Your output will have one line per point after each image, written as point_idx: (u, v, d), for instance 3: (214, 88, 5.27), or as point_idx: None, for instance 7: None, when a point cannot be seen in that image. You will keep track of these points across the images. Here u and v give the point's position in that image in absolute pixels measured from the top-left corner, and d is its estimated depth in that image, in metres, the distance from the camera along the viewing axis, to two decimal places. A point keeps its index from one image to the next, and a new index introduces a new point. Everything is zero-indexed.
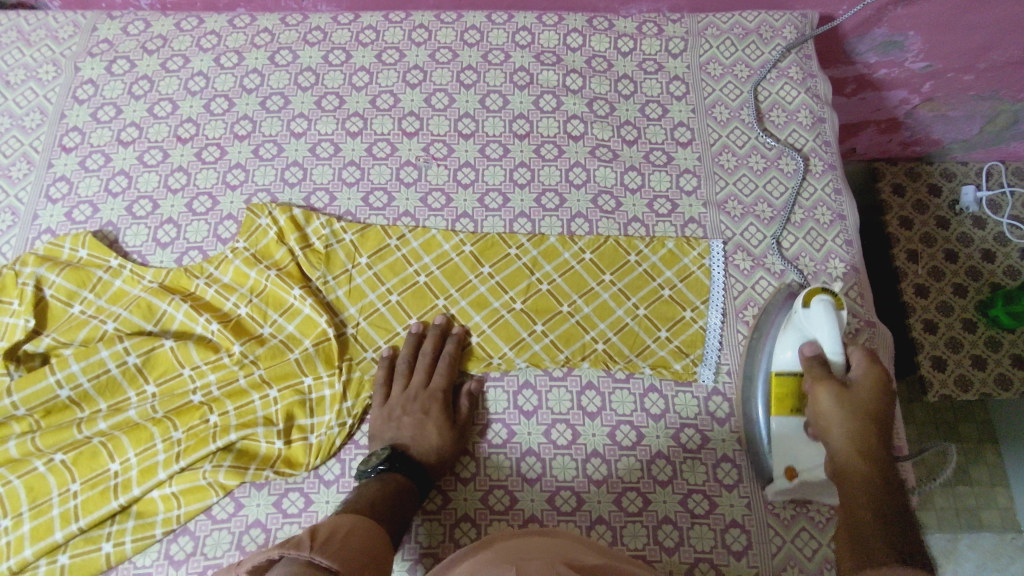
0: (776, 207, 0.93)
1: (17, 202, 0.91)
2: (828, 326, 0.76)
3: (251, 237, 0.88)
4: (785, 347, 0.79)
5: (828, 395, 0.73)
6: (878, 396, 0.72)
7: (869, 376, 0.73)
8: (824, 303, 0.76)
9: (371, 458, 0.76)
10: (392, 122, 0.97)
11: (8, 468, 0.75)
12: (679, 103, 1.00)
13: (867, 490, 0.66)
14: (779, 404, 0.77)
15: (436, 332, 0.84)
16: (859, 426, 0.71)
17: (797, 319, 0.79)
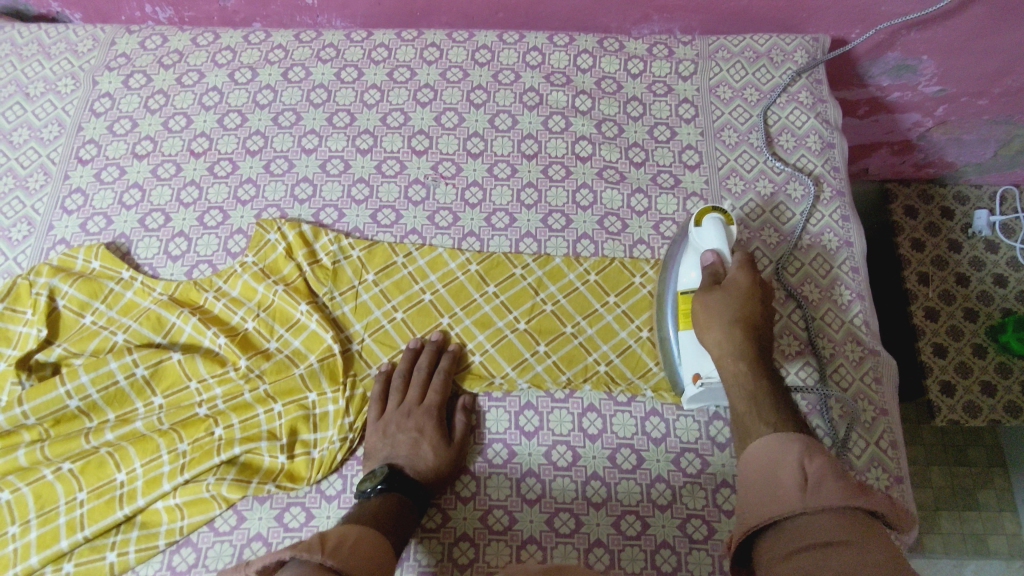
0: (783, 232, 0.93)
1: (33, 213, 0.93)
2: (718, 238, 0.78)
3: (260, 252, 0.90)
4: (688, 269, 0.81)
5: (708, 303, 0.75)
6: (750, 294, 0.75)
7: (743, 277, 0.76)
8: (714, 221, 0.79)
9: (371, 476, 0.77)
10: (402, 140, 0.98)
11: (17, 476, 0.77)
12: (687, 126, 1.00)
13: (749, 382, 0.70)
14: (685, 319, 0.79)
15: (431, 347, 0.85)
16: (732, 329, 0.73)
17: (693, 240, 0.81)
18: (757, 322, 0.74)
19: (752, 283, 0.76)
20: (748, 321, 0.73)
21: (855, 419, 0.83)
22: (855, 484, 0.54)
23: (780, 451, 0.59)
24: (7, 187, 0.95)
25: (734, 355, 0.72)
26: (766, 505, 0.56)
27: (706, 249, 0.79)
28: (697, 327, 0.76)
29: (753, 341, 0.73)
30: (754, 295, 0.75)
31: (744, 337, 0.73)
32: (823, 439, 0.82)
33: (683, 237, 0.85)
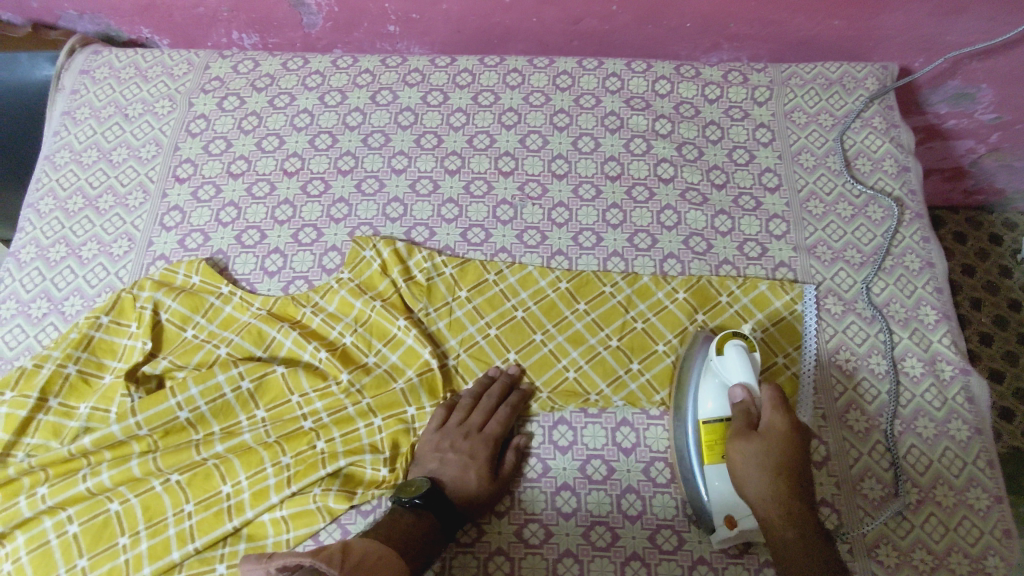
0: (866, 252, 0.95)
1: (133, 229, 0.96)
2: (745, 371, 0.76)
3: (355, 268, 0.92)
4: (708, 398, 0.78)
5: (745, 451, 0.71)
6: (790, 438, 0.71)
7: (780, 419, 0.72)
8: (737, 348, 0.77)
9: (410, 488, 0.76)
10: (489, 161, 1.01)
11: (127, 487, 0.77)
12: (765, 149, 1.02)
13: (796, 542, 0.66)
14: (711, 454, 0.76)
15: (506, 379, 0.85)
16: (775, 488, 0.69)
17: (715, 367, 0.79)
18: (800, 467, 0.71)
19: (790, 425, 0.72)
20: (790, 468, 0.70)
21: (949, 438, 0.83)
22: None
23: None
24: (107, 204, 0.97)
25: (782, 511, 0.68)
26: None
27: (732, 383, 0.76)
28: (729, 467, 0.73)
29: (798, 494, 0.69)
30: (793, 436, 0.72)
31: (790, 491, 0.69)
32: (919, 458, 0.82)
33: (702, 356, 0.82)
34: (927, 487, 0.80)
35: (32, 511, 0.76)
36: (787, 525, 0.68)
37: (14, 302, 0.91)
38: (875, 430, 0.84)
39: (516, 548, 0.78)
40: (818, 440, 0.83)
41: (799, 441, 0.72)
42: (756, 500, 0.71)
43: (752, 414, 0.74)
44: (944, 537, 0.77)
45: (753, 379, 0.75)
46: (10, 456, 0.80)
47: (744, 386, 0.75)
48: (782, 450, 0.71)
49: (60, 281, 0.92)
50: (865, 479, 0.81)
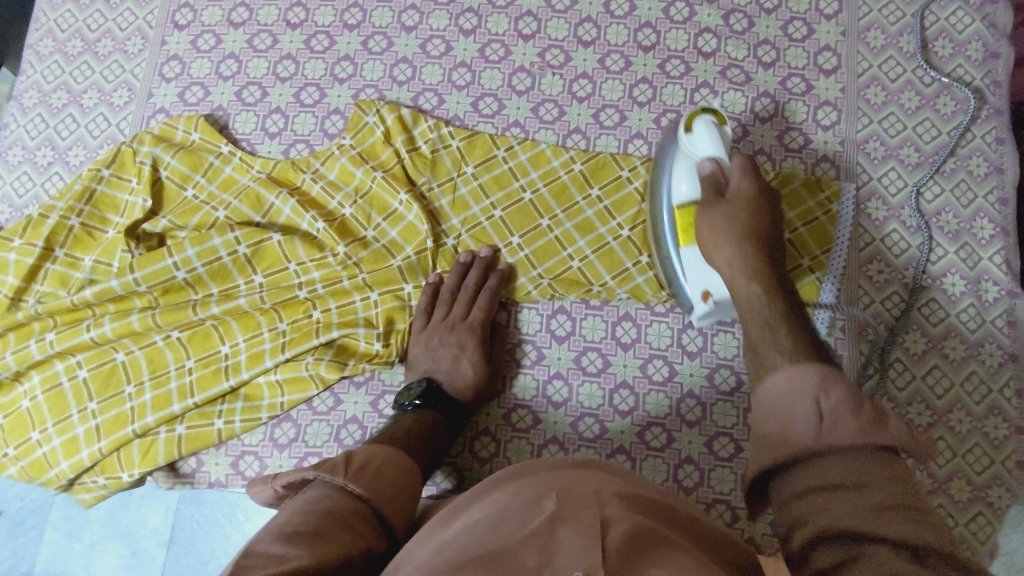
0: (925, 152, 0.84)
1: (133, 78, 0.92)
2: (714, 142, 0.69)
3: (358, 135, 0.87)
4: (681, 182, 0.71)
5: (712, 220, 0.66)
6: (757, 203, 0.66)
7: (747, 184, 0.67)
8: (706, 123, 0.70)
9: (407, 392, 0.76)
10: (509, 22, 0.91)
11: (130, 339, 0.80)
12: (827, 22, 0.89)
13: (763, 302, 0.60)
14: (686, 235, 0.70)
15: (481, 265, 0.81)
16: (743, 249, 0.63)
17: (685, 146, 0.71)
18: (767, 230, 0.66)
19: (757, 192, 0.67)
20: (758, 233, 0.65)
21: (979, 362, 0.77)
22: (871, 416, 0.45)
23: (789, 390, 0.49)
24: (106, 50, 0.93)
25: (749, 274, 0.62)
26: (775, 447, 0.47)
27: (700, 157, 0.69)
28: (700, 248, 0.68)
29: (767, 260, 0.63)
30: (759, 203, 0.67)
31: (758, 253, 0.63)
32: (939, 381, 0.76)
33: (673, 147, 0.74)
34: (942, 410, 0.75)
35: (42, 355, 0.80)
36: (753, 286, 0.61)
37: (20, 149, 0.91)
38: (897, 346, 0.78)
39: (504, 431, 0.79)
40: (831, 352, 0.78)
41: (765, 208, 0.67)
42: (723, 264, 0.65)
43: (722, 184, 0.68)
44: (949, 462, 0.74)
45: (723, 152, 0.69)
46: (22, 302, 0.82)
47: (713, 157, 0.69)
48: (753, 216, 0.66)
49: (63, 130, 0.91)
50: (875, 396, 0.77)
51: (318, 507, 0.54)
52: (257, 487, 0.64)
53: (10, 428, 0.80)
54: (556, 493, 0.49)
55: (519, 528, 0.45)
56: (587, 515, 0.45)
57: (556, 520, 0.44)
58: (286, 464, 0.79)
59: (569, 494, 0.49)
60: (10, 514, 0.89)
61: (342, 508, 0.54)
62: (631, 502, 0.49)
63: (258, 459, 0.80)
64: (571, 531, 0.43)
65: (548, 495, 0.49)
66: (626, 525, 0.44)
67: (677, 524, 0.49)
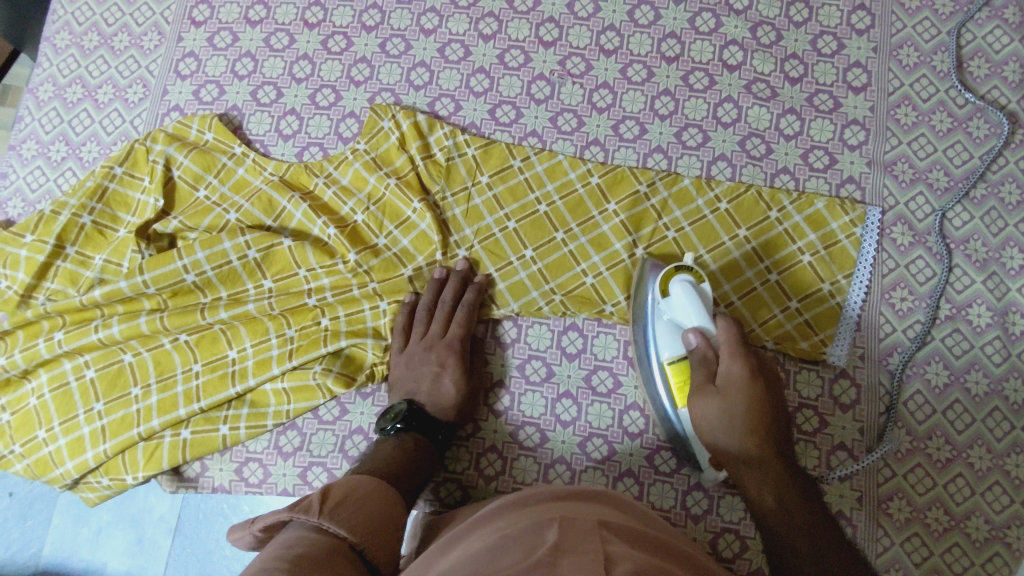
0: (954, 176, 0.81)
1: (148, 74, 0.91)
2: (696, 311, 0.67)
3: (372, 140, 0.85)
4: (664, 348, 0.71)
5: (710, 415, 0.65)
6: (753, 383, 0.65)
7: (739, 367, 0.65)
8: (684, 285, 0.68)
9: (390, 414, 0.75)
10: (529, 28, 0.89)
11: (138, 341, 0.80)
12: (859, 38, 0.86)
13: (775, 500, 0.63)
14: (681, 396, 0.69)
15: (456, 280, 0.80)
16: (751, 464, 0.64)
17: (664, 309, 0.71)
18: (769, 409, 0.65)
19: (751, 370, 0.65)
20: (762, 420, 0.64)
21: (1002, 397, 0.74)
22: None
23: None
24: (123, 44, 0.93)
25: (755, 460, 0.64)
26: None
27: (685, 327, 0.68)
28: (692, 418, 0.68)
29: (773, 450, 0.64)
30: (755, 379, 0.65)
31: (766, 439, 0.64)
32: (960, 415, 0.74)
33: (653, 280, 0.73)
34: (962, 446, 0.73)
35: (51, 353, 0.80)
36: (766, 494, 0.63)
37: (34, 143, 0.90)
38: (918, 378, 0.76)
39: (510, 449, 0.78)
40: (849, 381, 0.76)
41: (759, 387, 0.66)
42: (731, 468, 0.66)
43: (710, 364, 0.67)
44: (967, 500, 0.72)
45: (706, 320, 0.68)
46: (31, 299, 0.82)
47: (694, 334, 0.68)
48: (754, 401, 0.65)
49: (77, 125, 0.90)
50: (893, 429, 0.74)
51: (292, 549, 0.54)
52: (238, 532, 0.63)
53: (16, 425, 0.80)
54: (557, 524, 0.49)
55: (518, 559, 0.44)
56: (590, 548, 0.44)
57: (557, 551, 0.44)
58: (290, 473, 0.79)
59: (568, 526, 0.49)
60: (20, 497, 0.90)
61: (317, 548, 0.54)
62: (628, 536, 0.48)
63: (262, 466, 0.79)
64: (573, 562, 0.42)
65: (547, 526, 0.49)
66: (629, 561, 0.43)
67: (676, 559, 0.49)
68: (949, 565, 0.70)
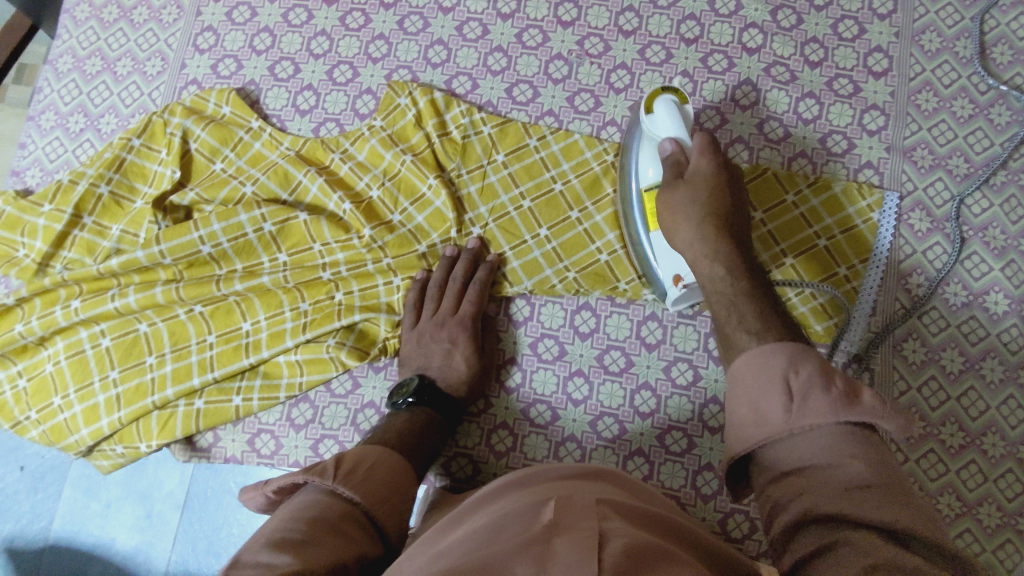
0: (974, 163, 0.80)
1: (166, 47, 0.92)
2: (674, 123, 0.70)
3: (389, 116, 0.85)
4: (647, 166, 0.73)
5: (673, 201, 0.67)
6: (716, 183, 0.67)
7: (706, 164, 0.67)
8: (666, 103, 0.70)
9: (402, 389, 0.75)
10: (548, 7, 0.88)
11: (154, 311, 0.80)
12: (880, 22, 0.85)
13: (725, 284, 0.63)
14: (653, 217, 0.73)
15: (468, 257, 0.80)
16: (706, 232, 0.65)
17: (647, 128, 0.73)
18: (729, 212, 0.67)
19: (717, 172, 0.67)
20: (719, 213, 0.66)
21: (1017, 386, 0.74)
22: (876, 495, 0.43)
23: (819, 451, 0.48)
24: (141, 18, 0.93)
25: (709, 254, 0.64)
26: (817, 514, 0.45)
27: (662, 139, 0.71)
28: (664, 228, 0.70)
29: (728, 238, 0.65)
30: (721, 180, 0.67)
31: (720, 235, 0.65)
32: (975, 402, 0.74)
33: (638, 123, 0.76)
34: (976, 433, 0.73)
35: (68, 321, 0.80)
36: (717, 265, 0.64)
37: (53, 114, 0.91)
38: (932, 364, 0.75)
39: (522, 426, 0.78)
40: (863, 366, 0.76)
41: (725, 185, 0.68)
42: (686, 246, 0.67)
43: (682, 165, 0.69)
44: (980, 486, 0.72)
45: (683, 132, 0.70)
46: (49, 267, 0.83)
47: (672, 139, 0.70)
48: (714, 194, 0.67)
49: (96, 97, 0.91)
50: (906, 414, 0.74)
51: (306, 512, 0.54)
52: (249, 493, 0.65)
53: (32, 392, 0.81)
54: (555, 503, 0.49)
55: (515, 536, 0.44)
56: (587, 526, 0.44)
57: (553, 529, 0.44)
58: (302, 445, 0.79)
59: (566, 504, 0.49)
60: (30, 471, 0.91)
61: (331, 512, 0.55)
62: (627, 514, 0.48)
63: (274, 438, 0.80)
64: (569, 538, 0.42)
65: (546, 504, 0.49)
66: (626, 538, 0.43)
67: (678, 537, 0.48)
68: (960, 550, 0.70)
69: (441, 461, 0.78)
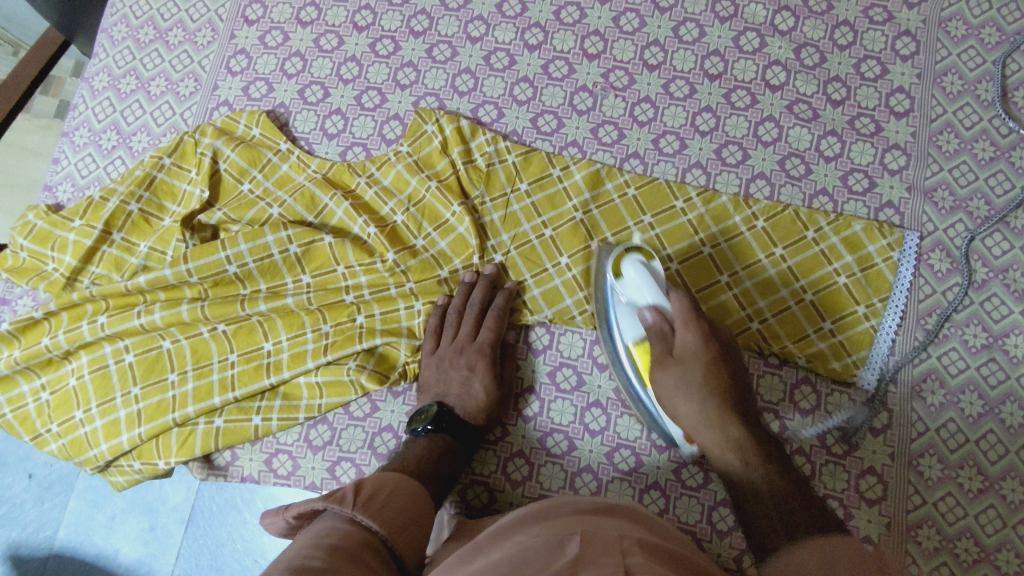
0: (995, 205, 0.81)
1: (200, 69, 0.94)
2: (649, 289, 0.71)
3: (416, 143, 0.87)
4: (629, 325, 0.74)
5: (666, 382, 0.69)
6: (705, 352, 0.68)
7: (691, 334, 0.68)
8: (635, 265, 0.72)
9: (421, 415, 0.76)
10: (574, 40, 0.90)
11: (178, 329, 0.81)
12: (903, 63, 0.86)
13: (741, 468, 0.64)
14: (647, 375, 0.73)
15: (485, 282, 0.81)
16: (710, 409, 0.66)
17: (619, 291, 0.74)
18: (728, 381, 0.68)
19: (703, 339, 0.68)
20: (718, 386, 0.67)
21: None
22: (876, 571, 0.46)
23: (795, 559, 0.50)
24: (176, 39, 0.95)
25: (720, 439, 0.65)
26: None
27: (640, 305, 0.72)
28: (661, 400, 0.71)
29: (732, 413, 0.66)
30: (708, 347, 0.68)
31: (722, 405, 0.66)
32: (994, 446, 0.74)
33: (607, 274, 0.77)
34: (995, 477, 0.73)
35: (94, 336, 0.81)
36: (728, 453, 0.65)
37: (87, 131, 0.93)
38: (951, 406, 0.75)
39: (538, 455, 0.78)
40: (881, 406, 0.76)
41: (717, 352, 0.69)
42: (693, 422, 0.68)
43: (667, 335, 0.70)
44: (998, 532, 0.71)
45: (661, 295, 0.71)
46: (77, 281, 0.84)
47: (648, 301, 0.71)
48: (709, 367, 0.68)
49: (129, 115, 0.93)
50: (924, 455, 0.74)
51: (326, 540, 0.54)
52: (272, 517, 0.65)
53: (55, 405, 0.82)
54: (578, 538, 0.49)
55: (538, 569, 0.44)
56: (610, 562, 0.44)
57: (577, 564, 0.44)
58: (318, 467, 0.80)
59: (589, 539, 0.49)
60: (38, 480, 0.93)
61: (349, 540, 0.55)
62: (652, 551, 0.48)
63: (291, 458, 0.81)
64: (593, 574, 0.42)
65: (568, 539, 0.49)
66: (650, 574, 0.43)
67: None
68: None
69: (457, 488, 0.78)
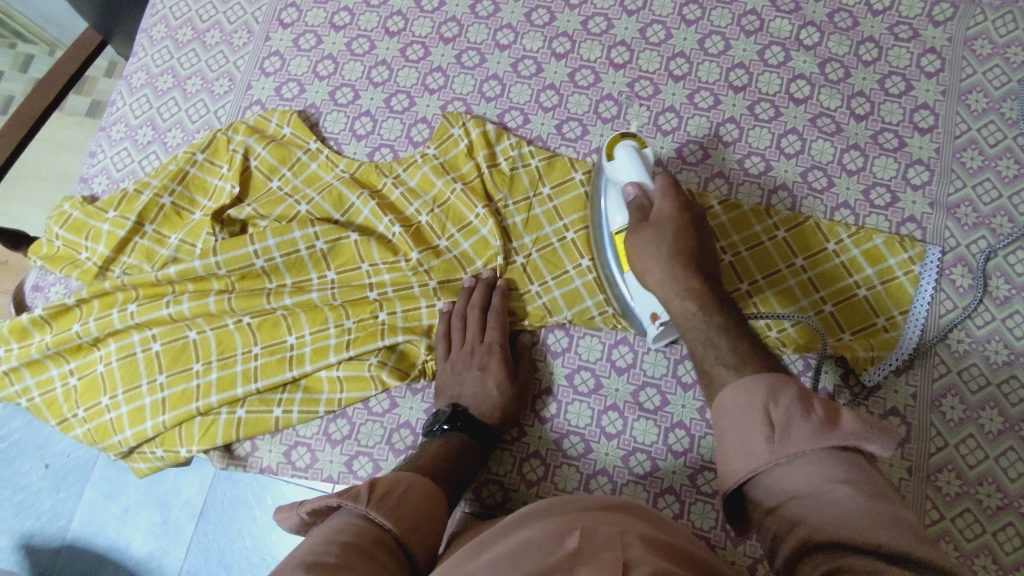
0: (1018, 223, 0.81)
1: (235, 69, 0.96)
2: (636, 169, 0.73)
3: (442, 145, 0.88)
4: (615, 211, 0.77)
5: (641, 245, 0.72)
6: (680, 225, 0.71)
7: (670, 207, 0.72)
8: (627, 148, 0.74)
9: (437, 416, 0.77)
10: (601, 49, 0.92)
11: (204, 320, 0.83)
12: (928, 80, 0.87)
13: (698, 321, 0.67)
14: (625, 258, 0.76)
15: (485, 285, 0.82)
16: (677, 274, 0.69)
17: (611, 174, 0.76)
18: (697, 253, 0.71)
19: (681, 215, 0.72)
20: (686, 255, 0.70)
21: None
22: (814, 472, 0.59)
23: None
24: (213, 40, 0.98)
25: (681, 295, 0.69)
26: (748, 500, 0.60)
27: (625, 183, 0.74)
28: (635, 270, 0.74)
29: (699, 278, 0.69)
30: (685, 223, 0.72)
31: (690, 276, 0.69)
32: (1014, 463, 0.73)
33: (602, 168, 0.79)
34: (1015, 495, 0.72)
35: (122, 324, 0.83)
36: (690, 305, 0.68)
37: (124, 126, 0.95)
38: (971, 421, 0.75)
39: (554, 457, 0.79)
40: (900, 419, 0.76)
41: (690, 222, 0.72)
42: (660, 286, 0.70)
43: (646, 209, 0.73)
44: (1017, 550, 0.70)
45: (645, 175, 0.73)
46: (109, 271, 0.86)
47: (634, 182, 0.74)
48: (683, 237, 0.71)
49: (165, 112, 0.95)
50: (943, 471, 0.74)
51: (340, 536, 0.55)
52: (285, 513, 0.65)
53: (82, 391, 0.84)
54: (579, 533, 0.49)
55: (538, 562, 0.44)
56: (609, 557, 0.44)
57: (575, 558, 0.44)
58: (337, 460, 0.81)
59: (591, 534, 0.48)
60: (54, 469, 0.96)
61: (364, 537, 0.56)
62: (655, 546, 0.48)
63: (310, 452, 0.82)
64: (590, 568, 0.42)
65: (570, 534, 0.49)
66: (649, 568, 0.43)
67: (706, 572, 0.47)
68: None
69: (472, 487, 0.79)
